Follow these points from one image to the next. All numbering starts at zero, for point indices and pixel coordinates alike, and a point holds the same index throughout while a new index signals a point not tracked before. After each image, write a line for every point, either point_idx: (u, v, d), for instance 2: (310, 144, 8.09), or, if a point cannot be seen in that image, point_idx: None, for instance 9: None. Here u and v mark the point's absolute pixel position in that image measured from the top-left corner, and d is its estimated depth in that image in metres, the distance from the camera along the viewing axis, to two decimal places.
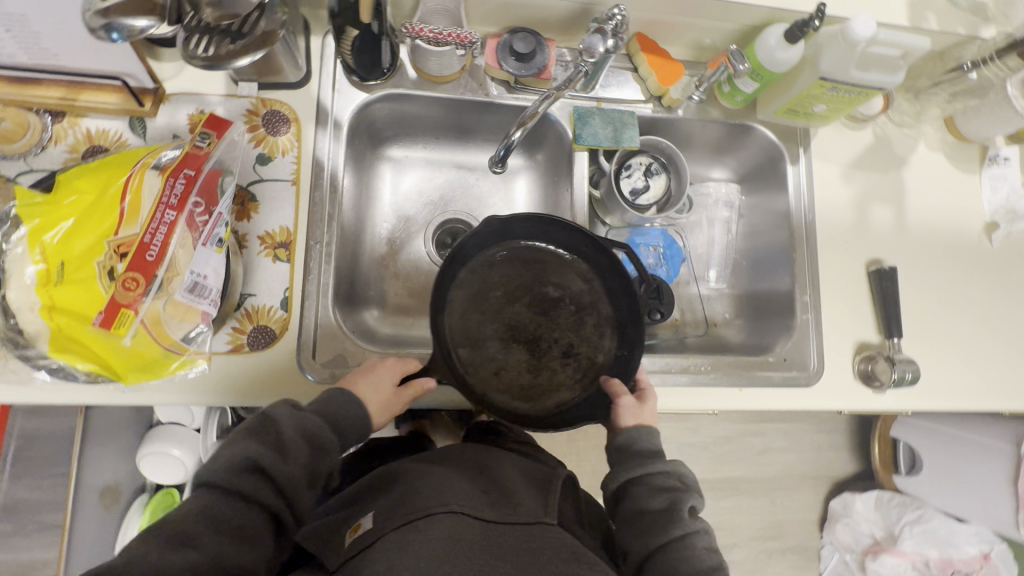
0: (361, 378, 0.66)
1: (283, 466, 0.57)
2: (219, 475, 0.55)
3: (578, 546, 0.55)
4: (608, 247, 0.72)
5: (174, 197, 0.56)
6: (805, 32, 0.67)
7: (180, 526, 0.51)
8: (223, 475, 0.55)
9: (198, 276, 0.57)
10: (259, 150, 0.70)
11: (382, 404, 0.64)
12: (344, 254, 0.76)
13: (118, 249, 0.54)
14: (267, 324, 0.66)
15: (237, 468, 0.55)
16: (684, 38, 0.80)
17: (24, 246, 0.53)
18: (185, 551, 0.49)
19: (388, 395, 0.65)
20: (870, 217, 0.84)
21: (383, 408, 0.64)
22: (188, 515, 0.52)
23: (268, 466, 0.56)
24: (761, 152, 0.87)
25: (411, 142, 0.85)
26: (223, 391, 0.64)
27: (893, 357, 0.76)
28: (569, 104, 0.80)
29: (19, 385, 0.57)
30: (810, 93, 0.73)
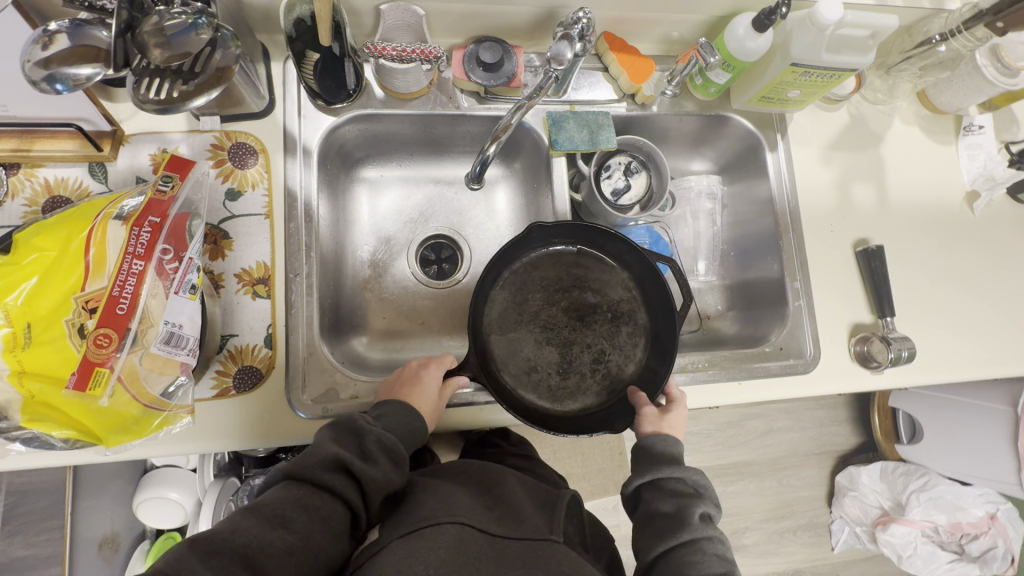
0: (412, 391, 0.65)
1: (370, 468, 0.56)
2: (307, 467, 0.54)
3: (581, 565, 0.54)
4: (650, 260, 0.72)
5: (141, 246, 0.54)
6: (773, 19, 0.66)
7: (274, 507, 0.51)
8: (314, 469, 0.54)
9: (173, 326, 0.54)
10: (227, 185, 0.68)
11: (435, 407, 0.65)
12: (326, 283, 0.74)
13: (87, 305, 0.51)
14: (252, 364, 0.64)
15: (326, 463, 0.54)
16: (652, 33, 0.79)
17: None
18: (280, 533, 0.49)
19: (438, 396, 0.66)
20: (853, 196, 0.84)
21: (434, 410, 0.65)
22: (282, 498, 0.52)
23: (356, 468, 0.55)
24: (738, 141, 0.86)
25: (386, 161, 0.84)
26: (212, 439, 0.62)
27: (888, 336, 0.76)
28: (542, 109, 0.79)
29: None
30: (782, 80, 0.72)
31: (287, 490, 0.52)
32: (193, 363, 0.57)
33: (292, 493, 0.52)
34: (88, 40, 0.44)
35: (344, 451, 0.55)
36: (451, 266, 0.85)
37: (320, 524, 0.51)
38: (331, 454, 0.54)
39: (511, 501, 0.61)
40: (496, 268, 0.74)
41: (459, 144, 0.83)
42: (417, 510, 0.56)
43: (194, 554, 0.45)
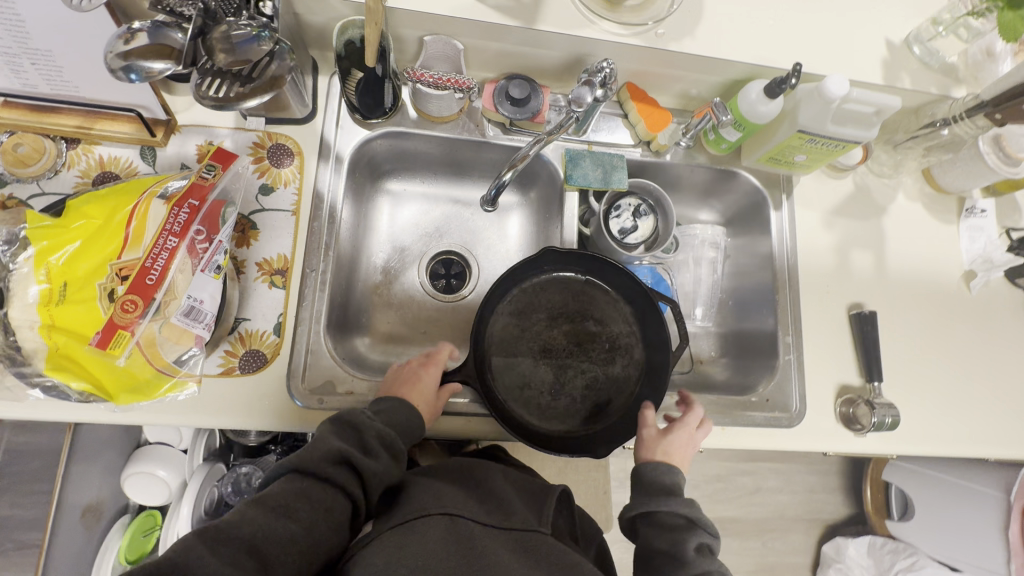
0: (413, 391, 0.68)
1: (369, 463, 0.58)
2: (308, 461, 0.56)
3: (567, 553, 0.55)
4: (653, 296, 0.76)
5: (178, 224, 0.58)
6: (783, 88, 0.71)
7: (280, 498, 0.54)
8: (316, 462, 0.56)
9: (195, 301, 0.58)
10: (262, 180, 0.73)
11: (434, 406, 0.69)
12: (339, 283, 0.78)
13: (120, 272, 0.56)
14: (259, 348, 0.68)
15: (328, 458, 0.56)
16: (672, 88, 0.84)
17: (30, 266, 0.55)
18: (283, 521, 0.52)
19: (437, 397, 0.70)
20: (852, 262, 0.86)
21: (433, 409, 0.69)
22: (287, 489, 0.54)
23: (357, 462, 0.57)
24: (746, 196, 0.90)
25: (410, 176, 0.89)
26: (210, 415, 0.65)
27: (873, 401, 0.77)
28: (561, 146, 0.84)
29: (13, 402, 0.59)
30: (790, 144, 0.76)
31: (291, 480, 0.55)
32: (207, 338, 0.60)
33: (295, 484, 0.55)
34: (165, 40, 0.50)
35: (345, 446, 0.58)
36: (459, 282, 0.89)
37: (321, 515, 0.54)
38: (333, 449, 0.57)
39: (500, 494, 0.62)
40: (506, 283, 0.78)
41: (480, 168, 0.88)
42: (408, 503, 0.58)
43: (203, 542, 0.48)
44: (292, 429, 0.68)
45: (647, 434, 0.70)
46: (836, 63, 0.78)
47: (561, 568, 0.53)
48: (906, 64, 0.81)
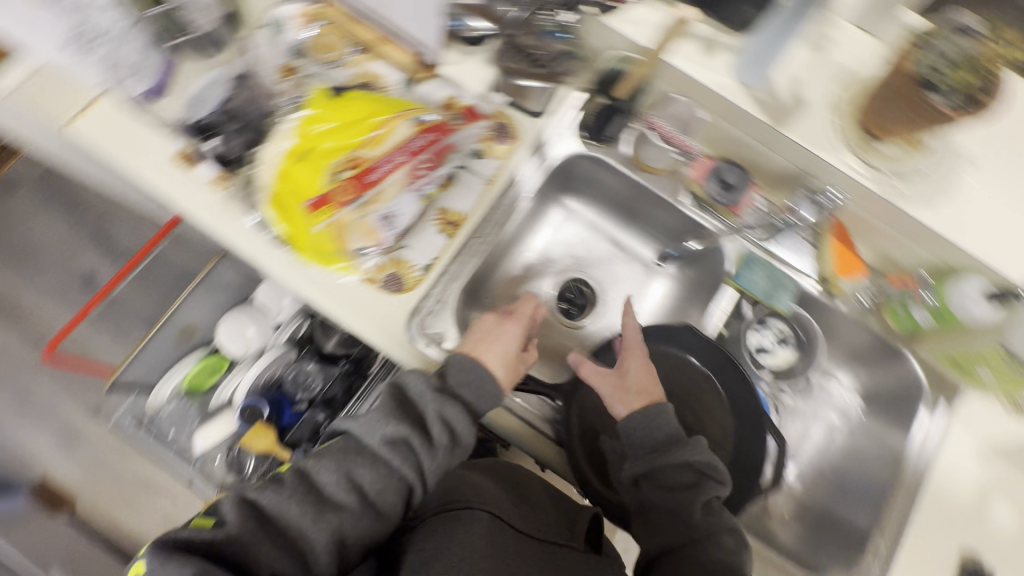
0: (488, 353, 0.70)
1: (426, 451, 0.65)
2: (365, 438, 0.64)
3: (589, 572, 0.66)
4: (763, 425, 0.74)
5: (414, 147, 0.67)
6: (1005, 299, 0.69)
7: (331, 481, 0.61)
8: (380, 442, 0.64)
9: (395, 211, 0.69)
10: (479, 144, 0.79)
11: (509, 369, 0.70)
12: (487, 258, 0.83)
13: (352, 161, 0.65)
14: (403, 275, 0.73)
15: (391, 440, 0.64)
16: (879, 242, 0.80)
17: (296, 123, 0.67)
18: (333, 512, 0.60)
19: (514, 361, 0.71)
20: (992, 512, 0.74)
21: (510, 372, 0.70)
22: (341, 469, 0.62)
23: (415, 448, 0.64)
24: (902, 383, 0.82)
25: (589, 203, 0.93)
26: (338, 306, 0.71)
27: None
28: (743, 244, 0.82)
29: (221, 213, 0.72)
30: (980, 357, 0.72)
31: (341, 464, 0.63)
32: (388, 243, 0.71)
33: (350, 464, 0.63)
34: None
35: (408, 432, 0.64)
36: (579, 312, 0.91)
37: (371, 502, 0.62)
38: (392, 436, 0.64)
39: (535, 510, 0.73)
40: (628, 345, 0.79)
41: (654, 223, 0.90)
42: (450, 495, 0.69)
43: (255, 523, 0.56)
44: (389, 353, 0.73)
45: (602, 393, 0.72)
46: None
47: None
48: None
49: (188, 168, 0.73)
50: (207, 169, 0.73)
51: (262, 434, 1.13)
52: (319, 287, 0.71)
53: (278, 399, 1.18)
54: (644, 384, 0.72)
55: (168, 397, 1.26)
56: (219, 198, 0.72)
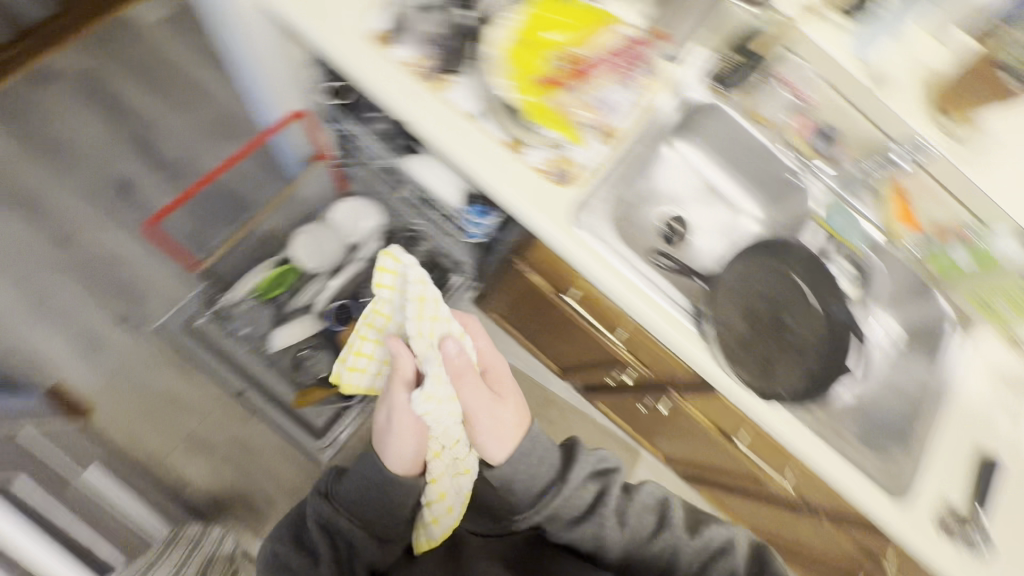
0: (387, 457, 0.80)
1: (356, 507, 0.79)
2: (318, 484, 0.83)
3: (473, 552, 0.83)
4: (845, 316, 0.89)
5: (614, 53, 0.92)
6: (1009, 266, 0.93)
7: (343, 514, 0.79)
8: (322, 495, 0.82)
9: (611, 103, 0.88)
10: (643, 80, 0.92)
11: (415, 435, 0.80)
12: (615, 171, 0.87)
13: (568, 57, 0.90)
14: (569, 170, 0.84)
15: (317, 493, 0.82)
16: (932, 209, 1.02)
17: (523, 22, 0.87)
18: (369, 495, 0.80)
19: (381, 431, 0.81)
20: (997, 426, 0.96)
21: (416, 432, 0.80)
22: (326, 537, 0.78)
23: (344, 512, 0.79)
24: (930, 318, 1.03)
25: (700, 150, 1.07)
26: (517, 193, 0.82)
27: (968, 528, 0.86)
28: (831, 193, 1.02)
29: (406, 79, 0.83)
30: (1002, 286, 0.95)
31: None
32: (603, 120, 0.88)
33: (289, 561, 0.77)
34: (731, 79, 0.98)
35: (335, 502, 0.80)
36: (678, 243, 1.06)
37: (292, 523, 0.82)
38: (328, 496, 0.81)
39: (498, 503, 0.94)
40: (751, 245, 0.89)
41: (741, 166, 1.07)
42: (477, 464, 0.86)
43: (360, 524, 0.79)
44: (550, 232, 0.83)
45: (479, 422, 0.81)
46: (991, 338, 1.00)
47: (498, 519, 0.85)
48: None
49: (382, 50, 0.84)
50: (405, 52, 0.84)
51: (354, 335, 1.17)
52: (498, 174, 0.82)
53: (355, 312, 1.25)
54: (497, 427, 0.81)
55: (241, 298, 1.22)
56: (410, 81, 0.84)
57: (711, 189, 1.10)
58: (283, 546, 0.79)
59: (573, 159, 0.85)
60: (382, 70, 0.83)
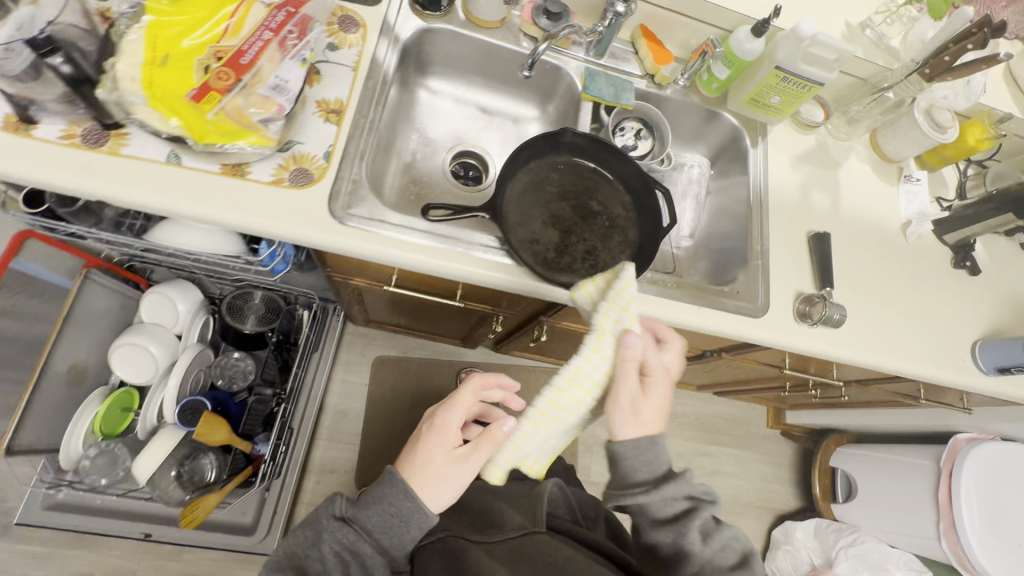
0: (414, 469, 0.72)
1: (388, 539, 0.70)
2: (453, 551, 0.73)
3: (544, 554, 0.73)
4: (635, 161, 0.87)
5: (274, 23, 0.68)
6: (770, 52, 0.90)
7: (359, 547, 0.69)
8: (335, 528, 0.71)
9: (280, 80, 0.65)
10: (330, 39, 0.84)
11: (446, 456, 0.73)
12: (356, 145, 0.81)
13: (216, 54, 0.66)
14: (308, 167, 0.78)
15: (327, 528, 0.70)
16: (676, 36, 1.00)
17: (140, 33, 0.65)
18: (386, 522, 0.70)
19: (420, 458, 0.73)
20: (813, 200, 1.02)
21: (433, 480, 0.71)
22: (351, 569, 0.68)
23: (374, 537, 0.69)
24: (726, 135, 1.06)
25: (448, 79, 1.01)
26: (260, 218, 0.75)
27: (826, 301, 0.91)
28: (581, 65, 0.97)
29: (77, 151, 0.71)
30: (767, 83, 0.93)
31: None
32: (286, 112, 0.66)
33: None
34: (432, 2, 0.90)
35: (360, 523, 0.70)
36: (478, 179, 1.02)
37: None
38: (344, 528, 0.69)
39: (495, 514, 0.82)
40: (528, 150, 0.86)
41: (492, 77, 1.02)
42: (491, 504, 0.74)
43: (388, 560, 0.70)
44: (317, 240, 0.77)
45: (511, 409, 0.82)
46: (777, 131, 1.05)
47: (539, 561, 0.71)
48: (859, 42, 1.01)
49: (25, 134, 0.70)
50: (49, 128, 0.71)
51: (214, 425, 1.02)
52: (230, 207, 0.74)
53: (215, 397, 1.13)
54: (655, 408, 0.69)
55: (83, 449, 1.07)
56: (83, 153, 0.71)
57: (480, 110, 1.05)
58: (333, 525, 0.69)
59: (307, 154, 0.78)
60: (37, 154, 0.70)
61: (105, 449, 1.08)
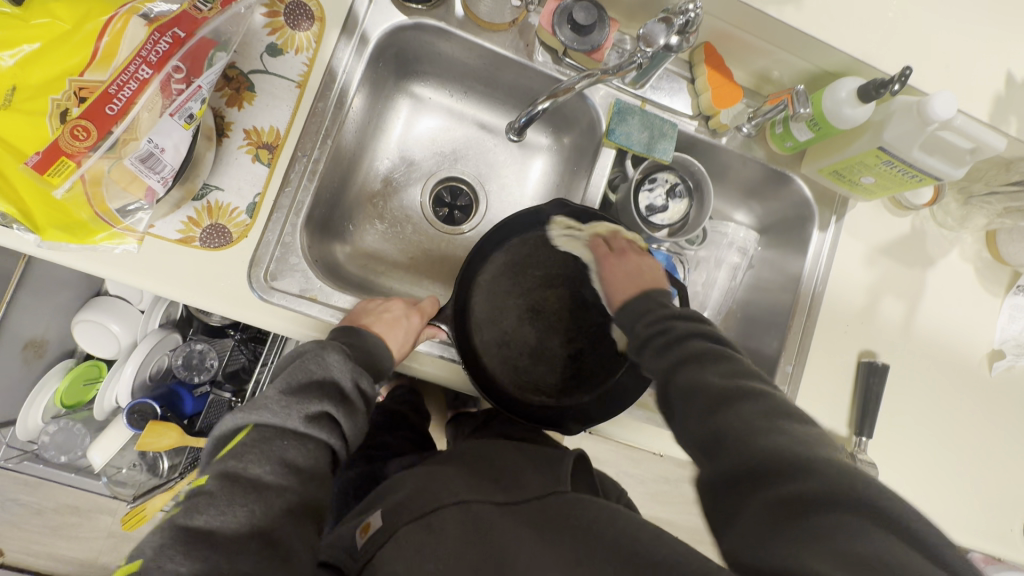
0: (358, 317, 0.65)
1: (351, 416, 0.59)
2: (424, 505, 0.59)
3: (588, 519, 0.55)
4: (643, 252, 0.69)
5: (155, 54, 0.48)
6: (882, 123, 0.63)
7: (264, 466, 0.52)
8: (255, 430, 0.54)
9: (155, 147, 0.49)
10: (272, 39, 0.64)
11: (391, 325, 0.66)
12: (296, 193, 0.64)
13: (79, 92, 0.48)
14: (225, 225, 0.62)
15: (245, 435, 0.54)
16: (753, 64, 0.73)
17: None
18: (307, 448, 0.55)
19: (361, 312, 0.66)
20: (881, 309, 0.79)
21: (391, 327, 0.65)
22: (251, 455, 0.53)
23: (339, 421, 0.58)
24: (790, 206, 0.81)
25: (440, 85, 0.79)
26: (157, 284, 0.59)
27: (856, 455, 0.73)
28: (613, 95, 0.73)
29: None
30: (861, 161, 0.67)
31: (264, 451, 0.53)
32: (161, 194, 0.51)
33: (277, 448, 0.54)
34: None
35: (328, 403, 0.57)
36: (462, 216, 0.83)
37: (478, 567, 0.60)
38: (317, 380, 0.58)
39: (517, 477, 0.65)
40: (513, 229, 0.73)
41: (497, 89, 0.79)
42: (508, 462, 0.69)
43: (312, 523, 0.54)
44: (231, 316, 0.62)
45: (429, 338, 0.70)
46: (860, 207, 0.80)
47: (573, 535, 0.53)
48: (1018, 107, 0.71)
49: None
50: None
51: (161, 433, 0.96)
52: (115, 267, 0.58)
53: (171, 390, 1.07)
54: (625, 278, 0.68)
55: (43, 423, 1.06)
56: None
57: (480, 128, 0.83)
58: (292, 398, 0.56)
59: (227, 207, 0.62)
60: None
61: (64, 426, 1.08)
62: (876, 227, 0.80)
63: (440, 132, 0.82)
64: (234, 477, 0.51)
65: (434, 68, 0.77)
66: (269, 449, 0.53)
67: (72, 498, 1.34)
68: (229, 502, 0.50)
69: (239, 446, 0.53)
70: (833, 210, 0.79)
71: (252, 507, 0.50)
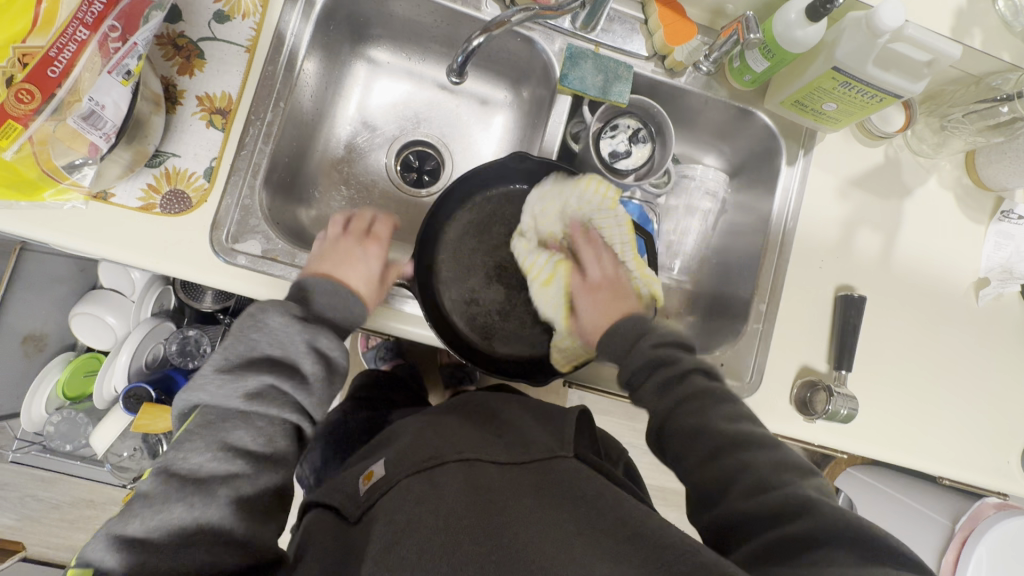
0: (325, 264, 0.66)
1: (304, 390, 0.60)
2: (420, 463, 0.58)
3: (591, 483, 0.54)
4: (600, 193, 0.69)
5: (91, 15, 0.50)
6: (836, 41, 0.62)
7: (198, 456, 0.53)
8: (220, 407, 0.56)
9: (96, 105, 0.51)
10: (219, 6, 0.65)
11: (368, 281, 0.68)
12: (253, 156, 0.65)
13: (22, 58, 0.49)
14: (184, 190, 0.63)
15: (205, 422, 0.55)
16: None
17: None
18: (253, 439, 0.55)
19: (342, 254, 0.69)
20: (857, 242, 0.78)
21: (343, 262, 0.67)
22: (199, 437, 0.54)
23: (289, 394, 0.59)
24: (758, 143, 0.80)
25: (397, 47, 0.80)
26: (118, 250, 0.60)
27: (834, 389, 0.71)
28: (566, 41, 0.73)
29: None
30: (820, 85, 0.66)
31: (212, 434, 0.54)
32: (106, 150, 0.53)
33: (222, 430, 0.55)
34: None
35: (270, 377, 0.58)
36: (429, 178, 0.83)
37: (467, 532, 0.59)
38: (260, 350, 0.58)
39: (519, 432, 0.64)
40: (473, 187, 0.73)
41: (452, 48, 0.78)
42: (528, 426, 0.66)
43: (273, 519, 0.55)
44: (194, 279, 0.63)
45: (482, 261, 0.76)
46: (828, 139, 0.78)
47: (578, 495, 0.52)
48: (980, 21, 0.70)
49: None
50: None
51: (159, 416, 0.98)
52: (76, 233, 0.59)
53: (168, 375, 1.10)
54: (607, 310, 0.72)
55: (47, 414, 1.10)
56: None
57: (442, 88, 0.83)
58: (234, 373, 0.57)
59: (183, 175, 0.63)
60: None
61: (67, 416, 1.11)
62: (846, 160, 0.78)
63: (402, 94, 0.83)
64: (174, 470, 0.53)
65: (388, 29, 0.77)
66: (254, 420, 0.56)
67: (88, 491, 1.39)
68: (168, 501, 0.51)
69: (191, 429, 0.55)
70: (803, 143, 0.77)
71: (192, 501, 0.51)
